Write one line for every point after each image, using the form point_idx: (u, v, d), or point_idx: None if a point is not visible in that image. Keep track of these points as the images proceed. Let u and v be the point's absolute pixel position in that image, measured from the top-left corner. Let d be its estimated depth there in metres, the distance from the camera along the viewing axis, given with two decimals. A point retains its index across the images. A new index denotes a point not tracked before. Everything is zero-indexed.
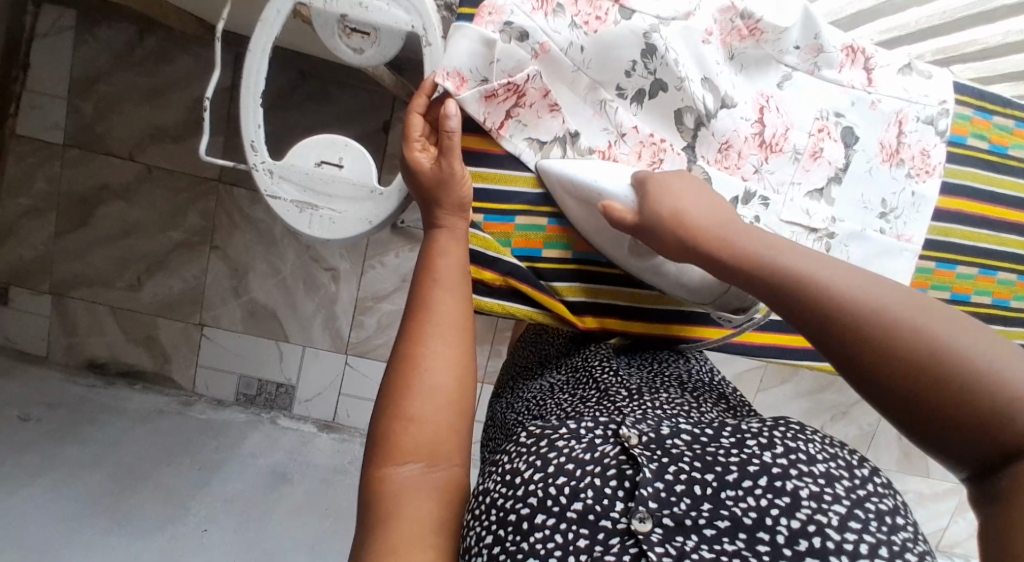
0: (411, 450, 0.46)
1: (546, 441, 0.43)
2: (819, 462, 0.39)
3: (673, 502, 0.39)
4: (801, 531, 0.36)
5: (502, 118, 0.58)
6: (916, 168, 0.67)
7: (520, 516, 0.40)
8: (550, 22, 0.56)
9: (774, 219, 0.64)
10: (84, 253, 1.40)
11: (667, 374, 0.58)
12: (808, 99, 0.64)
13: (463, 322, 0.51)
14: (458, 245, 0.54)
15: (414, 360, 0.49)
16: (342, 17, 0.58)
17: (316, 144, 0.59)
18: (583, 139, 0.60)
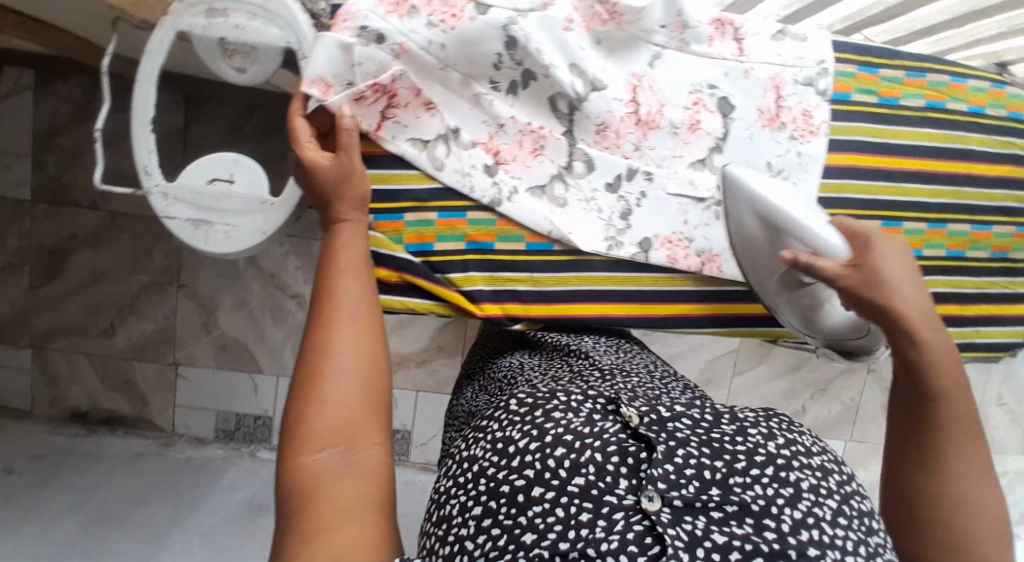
0: (323, 435, 0.46)
1: (540, 412, 0.47)
2: (814, 455, 0.47)
3: (682, 484, 0.43)
4: (802, 521, 0.41)
5: (379, 119, 0.60)
6: (799, 130, 0.68)
7: (515, 486, 0.44)
8: (406, 23, 0.56)
9: (661, 193, 0.67)
10: (59, 303, 1.44)
11: (638, 360, 0.66)
12: (679, 75, 0.65)
13: (368, 317, 0.52)
14: (358, 237, 0.55)
15: (321, 350, 0.49)
16: (221, 41, 0.61)
17: (206, 164, 0.62)
18: (465, 134, 0.63)
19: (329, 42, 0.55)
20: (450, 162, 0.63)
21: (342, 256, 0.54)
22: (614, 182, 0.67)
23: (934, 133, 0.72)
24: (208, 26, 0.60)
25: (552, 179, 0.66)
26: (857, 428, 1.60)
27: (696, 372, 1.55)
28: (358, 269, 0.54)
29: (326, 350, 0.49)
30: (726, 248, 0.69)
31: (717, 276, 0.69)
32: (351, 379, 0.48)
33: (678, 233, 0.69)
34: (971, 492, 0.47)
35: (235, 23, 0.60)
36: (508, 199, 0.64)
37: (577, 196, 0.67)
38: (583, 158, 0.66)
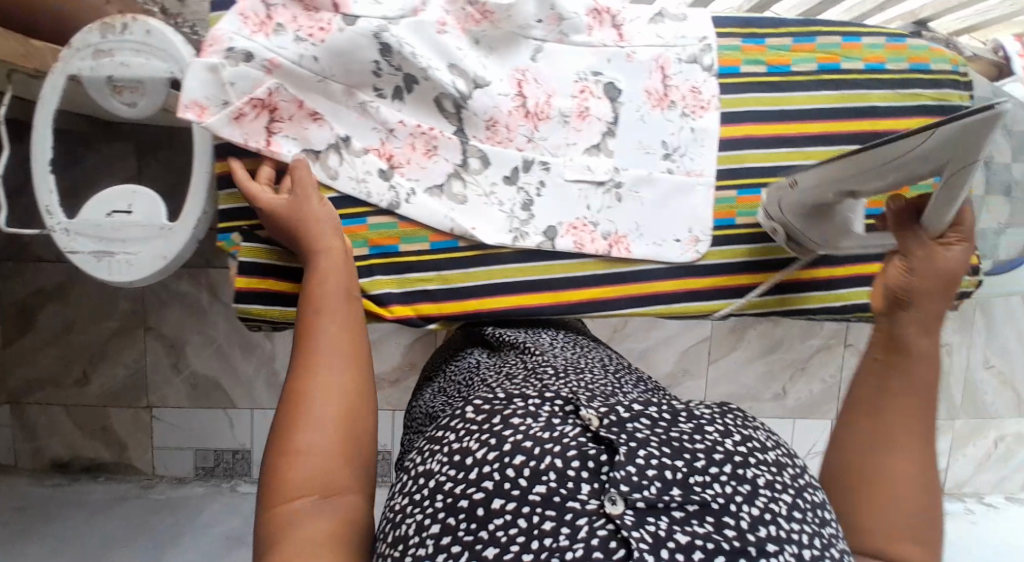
0: (299, 484, 0.43)
1: (498, 419, 0.43)
2: (770, 450, 0.43)
3: (645, 485, 0.37)
4: (761, 518, 0.37)
5: (266, 136, 0.59)
6: (690, 107, 0.69)
7: (473, 501, 0.38)
8: (274, 39, 0.58)
9: (559, 181, 0.68)
10: (30, 356, 1.45)
11: (592, 357, 0.65)
12: (562, 65, 0.67)
13: (349, 347, 0.50)
14: (340, 269, 0.54)
15: (301, 395, 0.47)
16: (109, 78, 0.63)
17: (105, 197, 0.64)
18: (356, 141, 0.63)
19: (198, 66, 0.56)
20: (344, 170, 0.63)
21: (331, 284, 0.53)
22: (512, 174, 0.67)
23: (832, 95, 0.71)
24: (97, 66, 0.62)
25: (449, 178, 0.66)
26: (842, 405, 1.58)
27: (670, 364, 1.54)
28: (339, 300, 0.52)
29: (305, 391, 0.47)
30: (633, 229, 0.70)
31: (626, 257, 0.70)
32: (328, 418, 0.46)
33: (583, 219, 0.69)
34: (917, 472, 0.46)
35: (121, 61, 0.62)
36: (406, 201, 0.65)
37: (476, 191, 0.67)
38: (478, 155, 0.66)
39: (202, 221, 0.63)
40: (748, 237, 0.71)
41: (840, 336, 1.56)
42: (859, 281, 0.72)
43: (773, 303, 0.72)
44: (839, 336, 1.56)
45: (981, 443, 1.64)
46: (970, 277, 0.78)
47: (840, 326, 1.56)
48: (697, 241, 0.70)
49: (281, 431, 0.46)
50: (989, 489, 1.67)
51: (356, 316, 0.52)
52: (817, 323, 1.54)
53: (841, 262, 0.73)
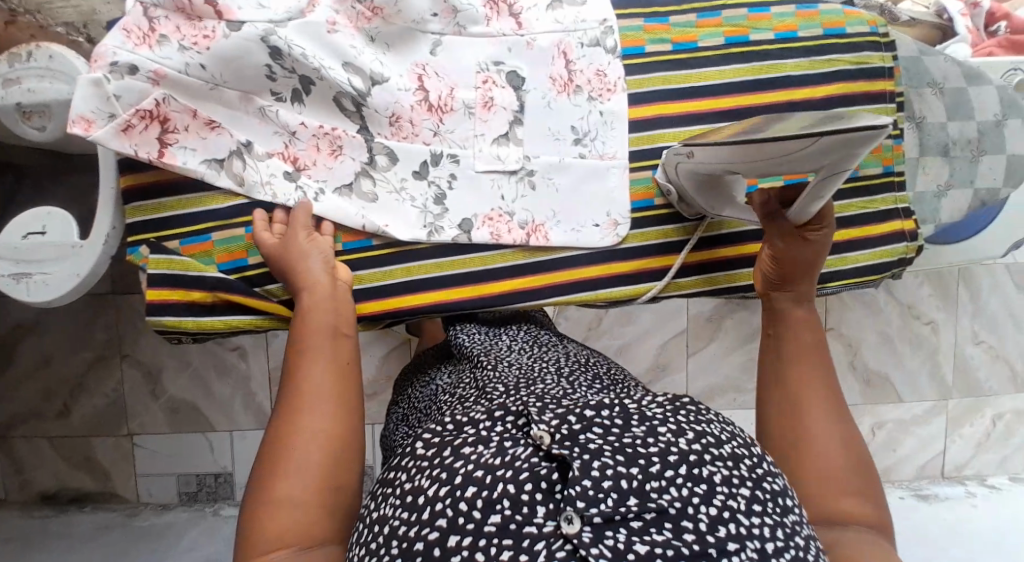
0: (286, 535, 0.47)
1: (449, 452, 0.43)
2: (725, 444, 0.44)
3: (602, 498, 0.38)
4: (719, 517, 0.39)
5: (160, 147, 0.60)
6: (596, 90, 0.68)
7: (429, 542, 0.38)
8: (158, 51, 0.58)
9: (469, 172, 0.68)
10: (12, 392, 1.47)
11: (546, 361, 0.64)
12: (463, 57, 0.67)
13: (336, 388, 0.54)
14: (325, 304, 0.59)
15: (285, 443, 0.50)
16: (18, 105, 0.64)
17: (21, 220, 0.64)
18: (258, 146, 0.64)
19: (83, 81, 0.57)
20: (248, 175, 0.63)
21: (314, 321, 0.57)
22: (421, 169, 0.67)
23: (739, 68, 0.71)
24: (5, 93, 0.63)
25: (357, 176, 0.66)
26: None
27: (648, 360, 1.51)
28: (324, 334, 0.57)
29: (295, 433, 0.51)
30: (550, 216, 0.69)
31: (545, 245, 0.68)
32: (314, 470, 0.50)
33: (498, 210, 0.68)
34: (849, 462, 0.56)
35: (28, 87, 0.63)
36: (316, 200, 0.65)
37: (386, 188, 0.67)
38: (384, 152, 0.67)
39: (114, 233, 0.64)
40: (666, 216, 0.70)
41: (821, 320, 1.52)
42: None
43: (703, 282, 0.72)
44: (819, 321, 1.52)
45: (978, 422, 1.59)
46: (906, 243, 0.77)
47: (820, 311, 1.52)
48: (617, 224, 0.69)
49: (263, 480, 0.49)
50: (992, 470, 1.61)
51: (341, 351, 0.57)
52: None
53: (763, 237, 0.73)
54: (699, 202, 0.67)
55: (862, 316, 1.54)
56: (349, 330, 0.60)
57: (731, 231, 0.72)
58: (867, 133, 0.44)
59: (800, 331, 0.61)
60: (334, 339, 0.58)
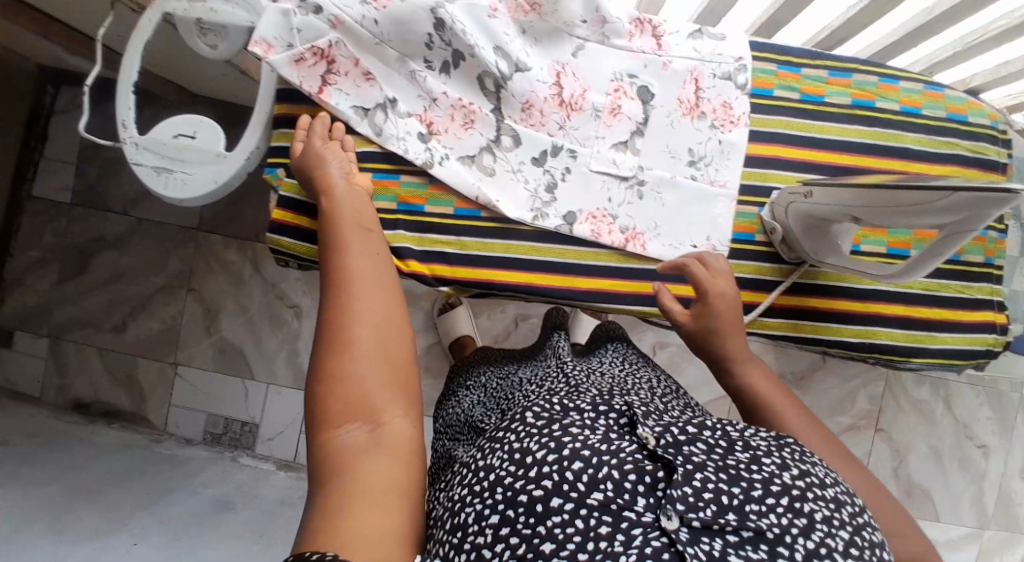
0: (350, 412, 0.49)
1: (558, 426, 0.47)
2: (828, 487, 0.46)
3: (701, 507, 0.42)
4: (815, 551, 0.41)
5: (320, 85, 0.65)
6: (719, 120, 0.71)
7: (533, 497, 0.43)
8: None
9: (583, 170, 0.71)
10: (80, 298, 1.54)
11: (640, 380, 0.69)
12: (601, 65, 0.71)
13: (383, 281, 0.56)
14: (343, 205, 0.61)
15: (347, 317, 0.53)
16: (198, 21, 0.70)
17: (175, 121, 0.70)
18: (402, 105, 0.69)
19: (272, 9, 0.62)
20: (387, 127, 0.68)
21: (339, 219, 0.60)
22: (540, 156, 0.71)
23: (861, 130, 0.74)
24: (189, 8, 0.69)
25: (479, 151, 0.71)
26: None
27: None
28: (351, 229, 0.59)
29: (349, 317, 0.53)
30: (651, 227, 0.71)
31: (642, 253, 0.71)
32: (379, 345, 0.52)
33: (603, 210, 0.71)
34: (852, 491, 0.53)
35: (211, 7, 0.69)
36: (439, 163, 0.69)
37: (504, 167, 0.71)
38: (511, 133, 0.71)
39: (256, 153, 0.70)
40: (765, 255, 0.72)
41: (873, 418, 1.45)
42: (874, 319, 0.74)
43: (789, 328, 0.73)
44: (871, 418, 1.45)
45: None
46: (997, 334, 0.76)
47: (874, 407, 1.45)
48: (713, 250, 0.71)
49: (326, 360, 0.51)
50: None
51: (369, 244, 0.59)
52: (850, 397, 1.45)
53: (862, 297, 0.74)
54: (803, 246, 0.68)
55: (915, 424, 1.47)
56: (374, 226, 0.62)
57: (825, 283, 0.73)
58: (1001, 195, 0.48)
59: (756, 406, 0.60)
60: (355, 230, 0.60)
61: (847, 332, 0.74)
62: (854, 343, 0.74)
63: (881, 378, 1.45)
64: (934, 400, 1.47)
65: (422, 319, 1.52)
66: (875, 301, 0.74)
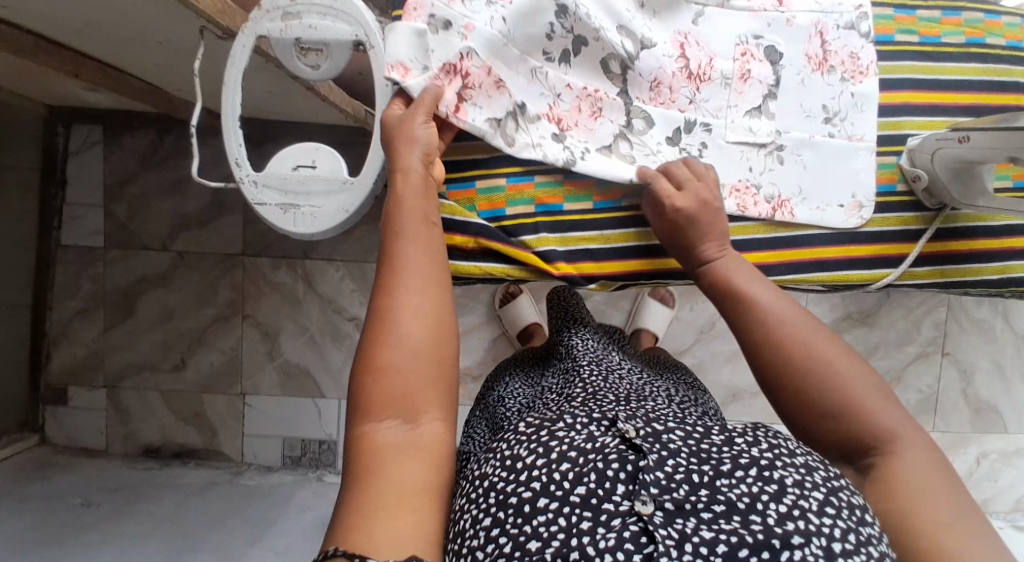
0: (387, 408, 0.49)
1: (545, 432, 0.51)
2: (798, 455, 0.48)
3: (673, 488, 0.44)
4: (788, 513, 0.43)
5: (457, 102, 0.62)
6: (849, 72, 0.70)
7: (522, 498, 0.46)
8: (468, 7, 0.62)
9: (720, 142, 0.69)
10: (132, 342, 1.49)
11: (658, 388, 0.74)
12: (723, 29, 0.69)
13: (431, 272, 0.54)
14: (413, 194, 0.56)
15: (388, 310, 0.51)
16: (297, 40, 0.67)
17: (291, 153, 0.67)
18: (530, 109, 0.66)
19: (406, 31, 0.61)
20: (520, 136, 0.65)
21: (406, 205, 0.56)
22: (673, 136, 0.69)
23: (979, 68, 0.73)
24: (285, 29, 0.66)
25: (615, 139, 0.67)
26: (940, 416, 1.46)
27: None
28: (422, 222, 0.56)
29: (389, 315, 0.51)
30: (796, 192, 0.69)
31: (789, 219, 0.69)
32: (411, 345, 0.50)
33: (745, 181, 0.69)
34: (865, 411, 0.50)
35: (307, 23, 0.65)
36: (581, 159, 0.66)
37: (643, 151, 0.68)
38: (642, 115, 0.68)
39: (383, 174, 0.66)
40: (908, 204, 0.72)
41: (939, 343, 1.46)
42: (1015, 254, 0.74)
43: (934, 275, 0.73)
44: (938, 343, 1.45)
45: None
46: None
47: (939, 332, 1.45)
48: (860, 206, 0.70)
49: (367, 349, 0.51)
50: None
51: (433, 240, 0.56)
52: (915, 326, 1.45)
53: (992, 234, 0.73)
54: (951, 192, 0.67)
55: (978, 343, 1.46)
56: (436, 221, 0.58)
57: (968, 225, 0.73)
58: None
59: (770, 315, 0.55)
60: (419, 222, 0.56)
61: (986, 269, 0.74)
62: (994, 280, 0.74)
63: (942, 304, 1.45)
64: (993, 316, 1.46)
65: (486, 312, 1.49)
66: (1012, 236, 0.74)
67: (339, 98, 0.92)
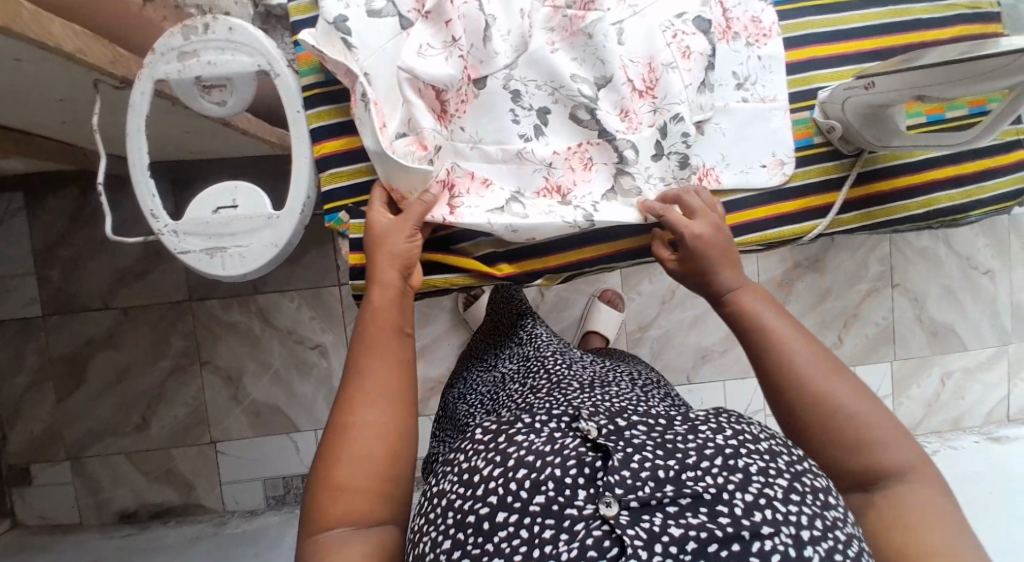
0: (338, 517, 0.49)
1: (503, 439, 0.51)
2: (762, 440, 0.50)
3: (638, 486, 0.45)
4: (754, 502, 0.44)
5: (450, 209, 0.63)
6: (752, 36, 0.72)
7: (480, 515, 0.46)
8: (452, 134, 0.64)
9: (643, 136, 0.67)
10: (89, 408, 1.43)
11: (619, 372, 0.77)
12: (649, 28, 0.67)
13: (396, 389, 0.55)
14: (389, 310, 0.58)
15: (349, 425, 0.52)
16: (197, 79, 0.64)
17: (208, 195, 0.64)
18: (528, 189, 0.66)
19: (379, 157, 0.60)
20: (530, 211, 0.64)
21: (379, 319, 0.57)
22: (657, 151, 0.67)
23: (878, 13, 0.76)
24: (183, 69, 0.63)
25: (615, 177, 0.67)
26: (899, 346, 1.49)
27: (724, 328, 1.47)
28: (389, 335, 0.57)
29: (347, 433, 0.52)
30: (719, 160, 0.71)
31: (716, 187, 0.71)
32: (369, 461, 0.51)
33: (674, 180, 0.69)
34: (873, 443, 0.50)
35: (206, 60, 0.63)
36: (596, 211, 0.65)
37: (643, 180, 0.67)
38: (630, 147, 0.66)
39: (308, 204, 0.65)
40: (825, 154, 0.74)
41: (887, 276, 1.48)
42: (932, 187, 0.77)
43: (861, 218, 0.76)
44: (886, 277, 1.48)
45: None
46: None
47: (885, 267, 1.48)
48: (782, 163, 0.72)
49: (326, 461, 0.51)
50: None
51: (404, 353, 0.58)
52: (861, 264, 1.47)
53: (915, 169, 0.76)
54: (865, 137, 0.70)
55: (924, 270, 1.49)
56: (410, 331, 0.60)
57: (885, 165, 0.76)
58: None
59: (789, 340, 0.55)
60: (393, 336, 0.57)
61: (907, 207, 0.76)
62: (917, 214, 0.77)
63: (884, 239, 1.47)
64: (934, 243, 1.48)
65: (449, 318, 1.47)
66: (928, 170, 0.77)
67: (260, 129, 0.89)
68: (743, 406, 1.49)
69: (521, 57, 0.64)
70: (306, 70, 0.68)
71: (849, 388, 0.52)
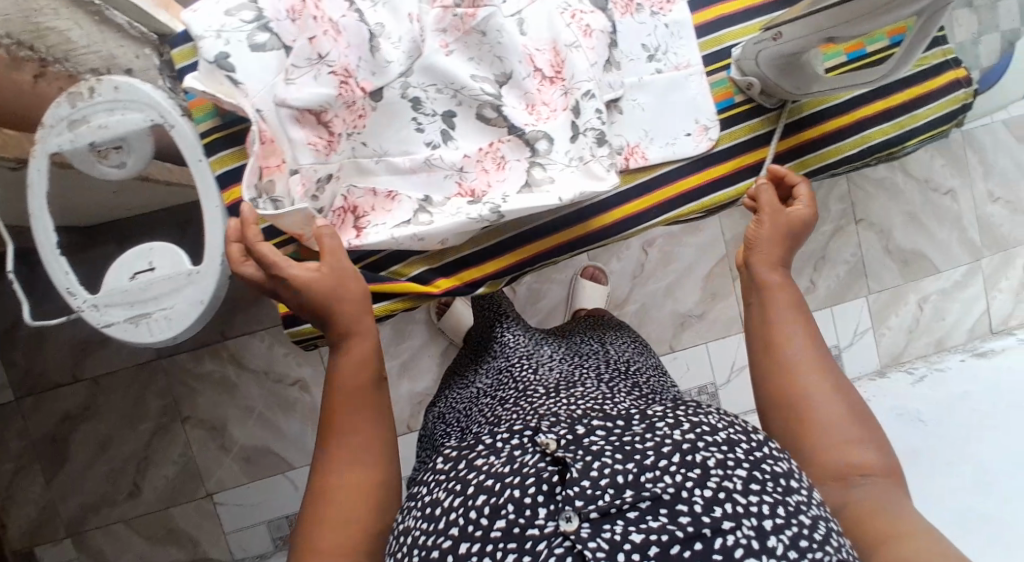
0: None
1: (464, 466, 0.50)
2: (720, 431, 0.49)
3: (598, 496, 0.42)
4: (714, 497, 0.43)
5: (357, 230, 0.63)
6: (655, 4, 0.70)
7: (444, 548, 0.45)
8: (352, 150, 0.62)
9: (556, 122, 0.65)
10: (79, 483, 1.41)
11: (586, 366, 0.75)
12: (546, 12, 0.65)
13: (369, 445, 0.56)
14: (360, 360, 0.57)
15: (323, 488, 0.53)
16: (91, 146, 0.62)
17: (123, 261, 0.62)
18: (436, 196, 0.64)
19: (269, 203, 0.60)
20: (438, 218, 0.62)
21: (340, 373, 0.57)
22: (573, 133, 0.65)
23: None
24: (75, 138, 0.60)
25: (528, 171, 0.64)
26: (872, 279, 1.49)
27: (697, 292, 1.46)
28: (363, 392, 0.57)
29: (322, 496, 0.53)
30: (643, 135, 0.70)
31: (645, 163, 0.69)
32: (343, 522, 0.52)
33: (591, 152, 0.64)
34: (841, 441, 0.54)
35: (98, 124, 0.60)
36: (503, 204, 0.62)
37: (559, 167, 0.64)
38: (541, 136, 0.64)
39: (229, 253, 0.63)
40: (752, 111, 0.73)
41: (850, 214, 1.47)
42: (865, 123, 0.75)
43: (801, 166, 0.75)
44: (848, 215, 1.47)
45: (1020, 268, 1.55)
46: (964, 89, 0.78)
47: (846, 205, 1.47)
48: (707, 129, 0.71)
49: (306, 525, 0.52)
50: None
51: (380, 401, 0.58)
52: (822, 207, 1.46)
53: (848, 108, 0.75)
54: (785, 87, 0.69)
55: (884, 201, 1.48)
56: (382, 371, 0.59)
57: (813, 112, 0.74)
58: None
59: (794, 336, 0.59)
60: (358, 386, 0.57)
61: (846, 151, 0.75)
62: (856, 155, 0.76)
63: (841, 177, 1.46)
64: (891, 172, 1.48)
65: (424, 330, 1.45)
66: (857, 109, 0.75)
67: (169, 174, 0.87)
68: (729, 365, 1.48)
69: (415, 64, 0.61)
70: (202, 116, 0.66)
71: (835, 395, 0.56)
